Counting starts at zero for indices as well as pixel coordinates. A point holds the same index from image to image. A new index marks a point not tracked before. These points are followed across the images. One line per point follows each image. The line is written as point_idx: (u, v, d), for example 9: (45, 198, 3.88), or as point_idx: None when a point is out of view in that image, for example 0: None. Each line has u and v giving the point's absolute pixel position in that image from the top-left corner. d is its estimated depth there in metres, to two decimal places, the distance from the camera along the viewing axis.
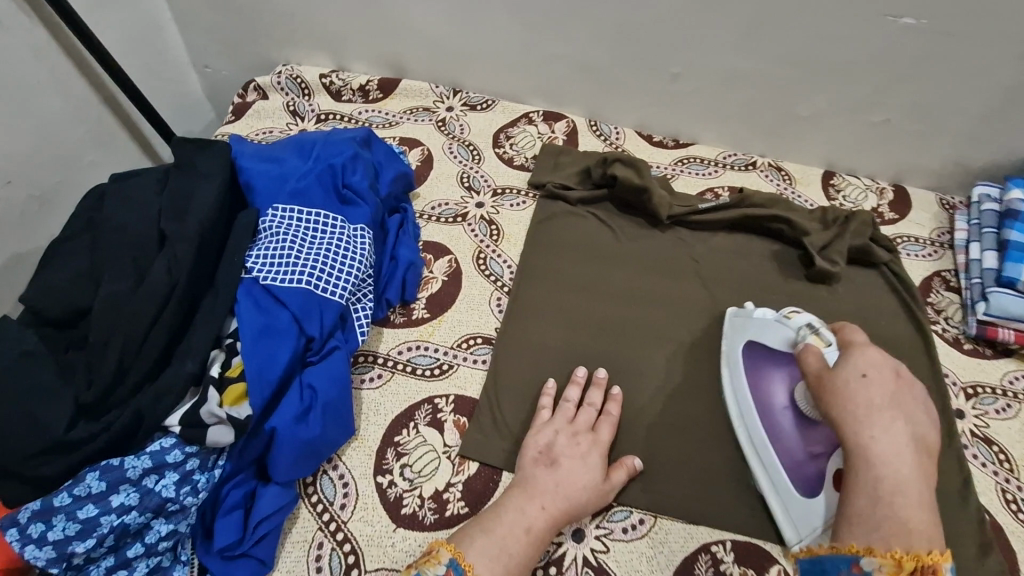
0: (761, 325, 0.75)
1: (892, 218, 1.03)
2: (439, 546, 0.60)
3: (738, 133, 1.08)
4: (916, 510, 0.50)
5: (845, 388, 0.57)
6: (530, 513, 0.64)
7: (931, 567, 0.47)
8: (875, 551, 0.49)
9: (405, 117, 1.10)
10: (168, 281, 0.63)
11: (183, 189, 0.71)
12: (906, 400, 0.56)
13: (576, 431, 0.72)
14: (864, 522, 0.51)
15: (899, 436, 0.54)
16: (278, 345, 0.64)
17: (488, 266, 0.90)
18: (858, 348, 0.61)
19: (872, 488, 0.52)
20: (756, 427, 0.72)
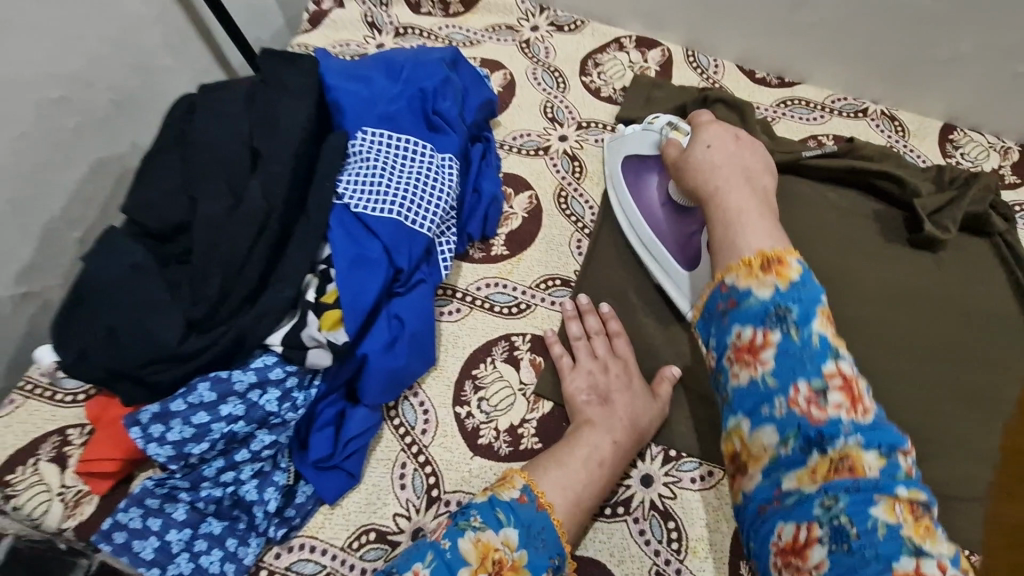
0: (633, 139, 0.83)
1: (1013, 182, 0.94)
2: (514, 472, 0.61)
3: (852, 74, 0.97)
4: (756, 224, 0.55)
5: (693, 159, 0.64)
6: (604, 446, 0.65)
7: (777, 258, 0.52)
8: (731, 266, 0.53)
9: (487, 35, 1.04)
10: (265, 204, 0.63)
11: (272, 103, 0.70)
12: (742, 154, 0.63)
13: (605, 364, 0.72)
14: (722, 246, 0.56)
15: (740, 182, 0.60)
16: (370, 274, 0.65)
17: (569, 205, 0.87)
18: (700, 127, 0.67)
19: (725, 220, 0.57)
20: (643, 228, 0.80)
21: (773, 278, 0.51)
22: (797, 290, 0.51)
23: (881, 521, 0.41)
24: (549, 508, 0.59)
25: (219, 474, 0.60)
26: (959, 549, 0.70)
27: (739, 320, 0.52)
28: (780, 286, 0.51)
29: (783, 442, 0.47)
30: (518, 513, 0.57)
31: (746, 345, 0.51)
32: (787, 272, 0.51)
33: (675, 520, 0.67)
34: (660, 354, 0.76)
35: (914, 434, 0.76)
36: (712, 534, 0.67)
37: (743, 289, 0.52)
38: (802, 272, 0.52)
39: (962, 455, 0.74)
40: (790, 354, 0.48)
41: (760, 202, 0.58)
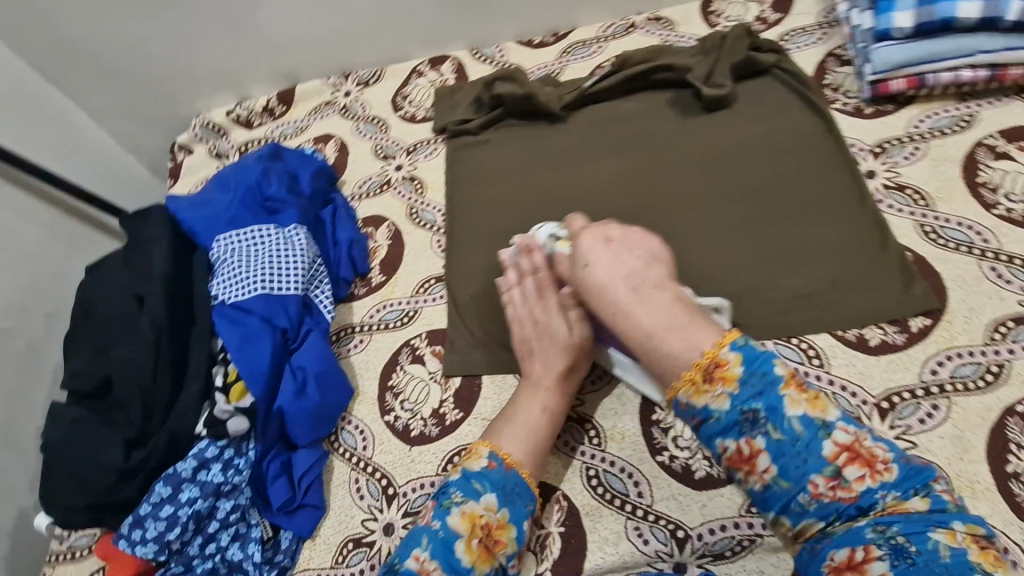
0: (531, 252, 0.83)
1: (776, 18, 1.04)
2: (478, 443, 0.70)
3: (605, 3, 1.11)
4: (673, 339, 0.59)
5: (579, 283, 0.66)
6: (540, 398, 0.73)
7: (715, 364, 0.56)
8: (676, 385, 0.58)
9: (311, 118, 1.20)
10: (153, 329, 0.77)
11: (141, 253, 0.85)
12: (620, 260, 0.65)
13: (535, 309, 0.78)
14: (658, 371, 0.60)
15: (634, 295, 0.62)
16: (259, 344, 0.77)
17: (421, 217, 1.00)
18: (575, 243, 0.68)
19: (637, 336, 0.61)
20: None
21: (723, 387, 0.55)
22: (751, 386, 0.55)
23: (942, 544, 0.48)
24: (516, 466, 0.68)
25: (204, 548, 0.72)
26: (831, 332, 0.76)
27: (717, 435, 0.56)
28: (734, 391, 0.55)
29: (828, 522, 0.52)
30: (489, 477, 0.66)
31: (736, 454, 0.56)
32: (731, 373, 0.56)
33: (590, 421, 0.77)
34: None
35: (764, 257, 0.83)
36: (622, 417, 0.76)
37: (702, 406, 0.56)
38: (743, 361, 0.56)
39: (810, 256, 0.82)
40: (782, 453, 0.54)
41: (658, 300, 0.61)
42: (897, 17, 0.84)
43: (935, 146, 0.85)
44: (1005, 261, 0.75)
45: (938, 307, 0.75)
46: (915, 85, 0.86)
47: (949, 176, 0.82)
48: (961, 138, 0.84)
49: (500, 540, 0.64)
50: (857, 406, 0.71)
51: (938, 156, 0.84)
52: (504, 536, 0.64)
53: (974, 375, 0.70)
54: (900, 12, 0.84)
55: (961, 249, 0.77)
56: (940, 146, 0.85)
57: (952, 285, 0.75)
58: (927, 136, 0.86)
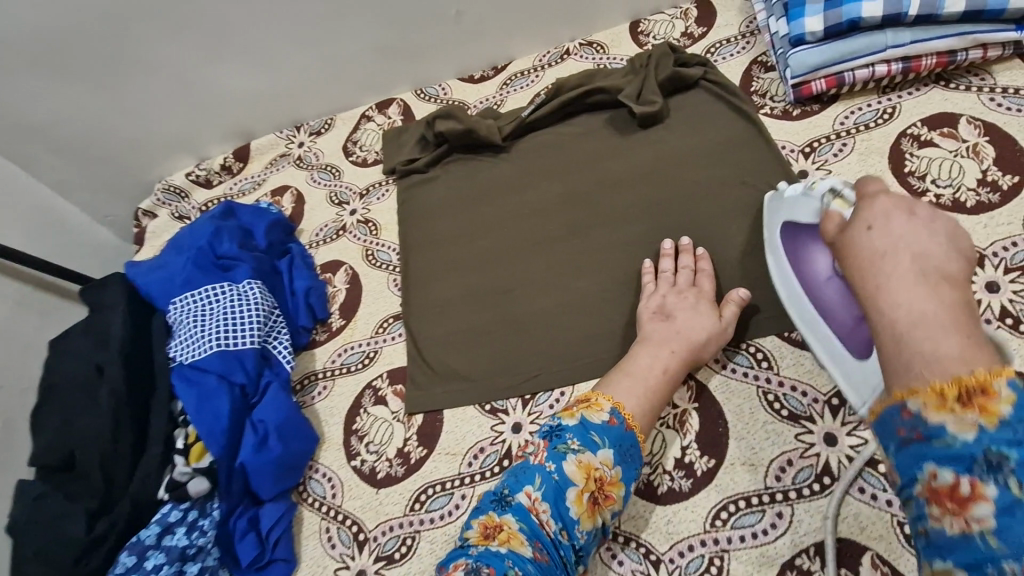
0: (792, 204, 0.74)
1: (701, 33, 1.08)
2: (599, 396, 0.70)
3: (539, 34, 1.15)
4: (948, 339, 0.45)
5: (852, 245, 0.56)
6: (664, 356, 0.73)
7: (981, 388, 0.41)
8: (916, 390, 0.44)
9: (267, 171, 1.23)
10: (112, 395, 0.77)
11: (99, 321, 0.86)
12: (914, 237, 0.52)
13: (682, 290, 0.80)
14: (895, 366, 0.46)
15: (915, 280, 0.49)
16: (217, 402, 0.78)
17: (377, 257, 1.02)
18: (866, 202, 0.58)
19: (890, 328, 0.48)
20: (805, 303, 0.71)
21: (978, 415, 0.41)
22: (1017, 430, 0.40)
23: None
24: (635, 430, 0.68)
25: None
26: (778, 334, 0.77)
27: (932, 458, 0.42)
28: (989, 426, 0.40)
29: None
30: (609, 433, 0.67)
31: (947, 488, 0.41)
32: (1000, 405, 0.40)
33: None
34: (491, 327, 0.89)
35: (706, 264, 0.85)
36: None
37: (935, 424, 0.42)
38: (1020, 402, 0.40)
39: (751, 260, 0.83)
40: (1014, 516, 0.38)
41: (950, 302, 0.47)
42: (808, 23, 0.87)
43: (862, 141, 0.87)
44: None
45: None
46: (833, 84, 0.89)
47: (879, 168, 0.84)
48: (886, 130, 0.87)
49: (610, 495, 0.65)
50: (808, 405, 0.71)
51: (865, 150, 0.86)
52: (614, 493, 0.65)
53: None
54: (810, 18, 0.87)
55: None
56: (866, 140, 0.87)
57: None
58: (853, 131, 0.88)
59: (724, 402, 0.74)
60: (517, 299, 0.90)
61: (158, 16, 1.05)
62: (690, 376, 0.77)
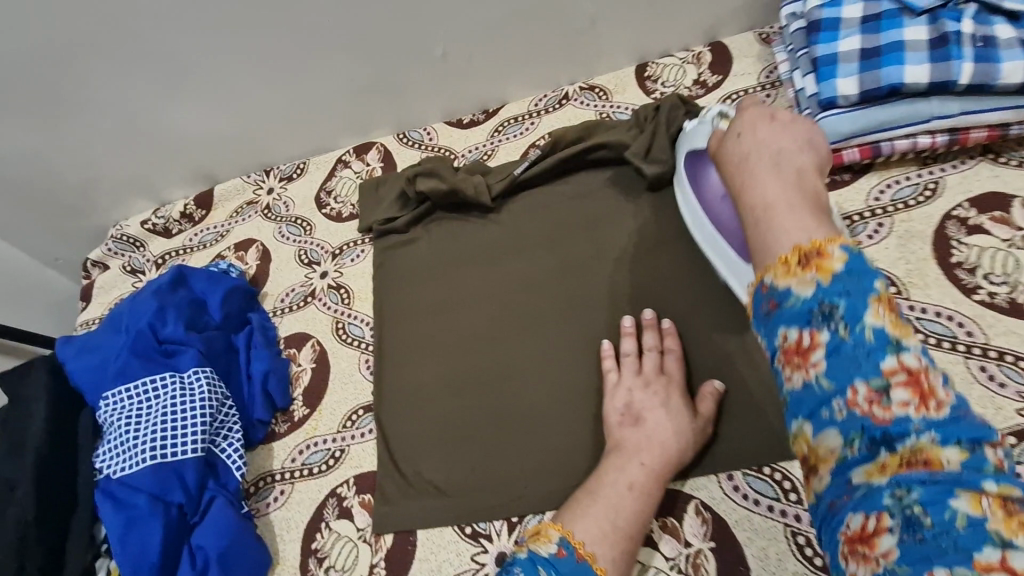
0: (688, 134, 0.81)
1: (715, 81, 0.98)
2: (548, 526, 0.60)
3: (534, 77, 1.04)
4: (788, 215, 0.50)
5: (726, 152, 0.61)
6: (632, 471, 0.65)
7: (816, 251, 0.47)
8: (768, 265, 0.49)
9: (232, 221, 1.10)
10: (17, 525, 0.65)
11: (16, 422, 0.73)
12: (778, 136, 0.58)
13: (648, 382, 0.72)
14: (755, 239, 0.51)
15: (772, 169, 0.55)
16: (147, 529, 0.67)
17: (348, 332, 0.90)
18: (738, 115, 0.63)
19: (752, 213, 0.54)
20: (704, 223, 0.77)
21: (814, 274, 0.46)
22: (844, 282, 0.45)
23: (961, 515, 0.37)
24: (590, 559, 0.57)
25: None
26: None
27: (782, 321, 0.47)
28: (823, 281, 0.46)
29: (849, 444, 0.42)
30: (559, 567, 0.55)
31: (792, 345, 0.46)
32: (831, 264, 0.46)
33: None
34: (474, 426, 0.78)
35: (718, 363, 0.75)
36: None
37: (782, 288, 0.47)
38: (849, 261, 0.46)
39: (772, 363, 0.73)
40: (841, 353, 0.44)
41: (799, 188, 0.53)
42: (841, 84, 0.77)
43: (901, 222, 0.76)
44: (995, 358, 0.66)
45: None
46: (868, 155, 0.78)
47: (920, 256, 0.74)
48: (929, 210, 0.76)
49: None
50: None
51: (905, 234, 0.76)
52: None
53: None
54: (842, 79, 0.77)
55: (943, 345, 0.68)
56: (905, 221, 0.76)
57: None
58: (890, 209, 0.78)
59: (745, 541, 0.65)
60: (505, 394, 0.79)
61: (106, 57, 0.93)
62: (705, 505, 0.67)
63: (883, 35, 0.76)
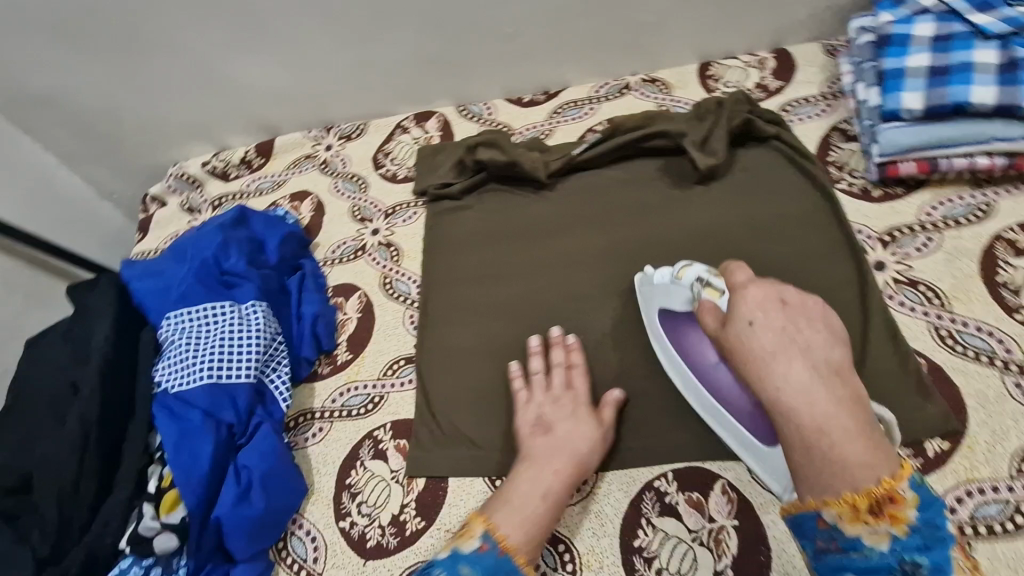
0: (664, 291, 0.74)
1: (777, 86, 0.99)
2: (472, 520, 0.65)
3: (598, 64, 1.06)
4: (847, 443, 0.51)
5: (742, 344, 0.57)
6: (546, 479, 0.67)
7: (888, 498, 0.50)
8: (830, 503, 0.51)
9: (289, 172, 1.14)
10: (82, 423, 0.69)
11: (84, 330, 0.78)
12: (795, 327, 0.56)
13: (557, 397, 0.75)
14: (808, 474, 0.52)
15: (803, 372, 0.53)
16: (198, 443, 0.70)
17: (395, 287, 0.93)
18: (740, 294, 0.60)
19: (797, 436, 0.53)
20: (699, 389, 0.71)
21: (887, 526, 0.50)
22: (920, 538, 0.50)
23: None
24: (510, 551, 0.62)
25: None
26: None
27: (858, 572, 0.52)
28: (899, 535, 0.50)
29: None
30: (480, 562, 0.61)
31: None
32: (902, 512, 0.50)
33: (564, 541, 0.69)
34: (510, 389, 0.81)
35: None
36: (601, 538, 0.68)
37: (851, 536, 0.51)
38: (918, 502, 0.50)
39: None
40: None
41: (838, 401, 0.52)
42: (907, 98, 0.78)
43: (949, 238, 0.78)
44: None
45: (960, 428, 0.67)
46: (925, 170, 0.80)
47: (967, 273, 0.75)
48: (978, 230, 0.78)
49: None
50: None
51: (953, 250, 0.77)
52: None
53: (1001, 516, 0.61)
54: (910, 93, 0.78)
55: (982, 359, 0.70)
56: (954, 238, 0.78)
57: (972, 401, 0.68)
58: (939, 225, 0.79)
59: (768, 524, 0.66)
60: None
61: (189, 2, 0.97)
62: (732, 486, 0.69)
63: (952, 55, 0.78)
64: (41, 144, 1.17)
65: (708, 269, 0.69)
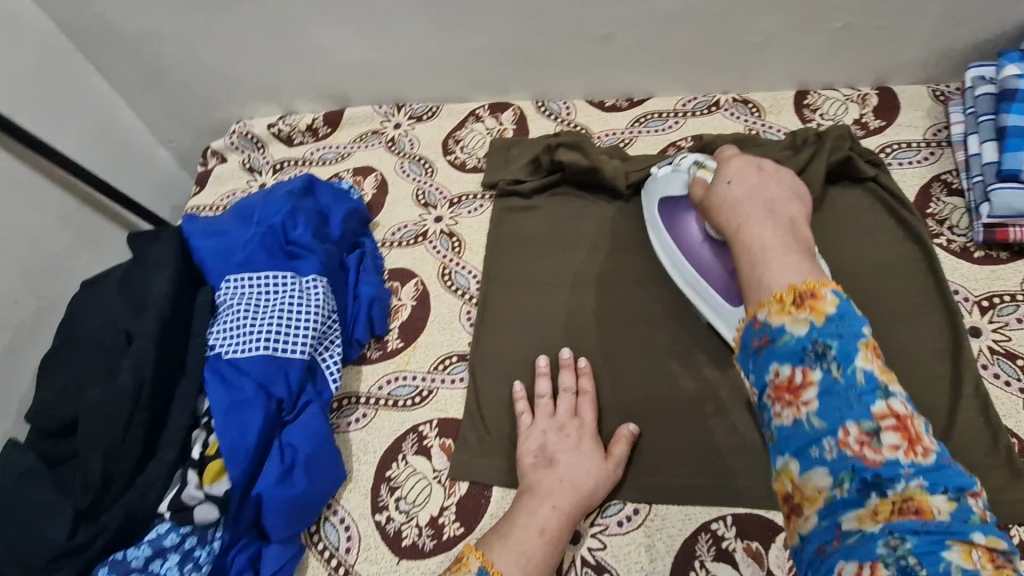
0: (665, 181, 0.84)
1: (878, 126, 0.94)
2: (469, 553, 0.60)
3: (690, 77, 1.02)
4: (782, 259, 0.54)
5: (719, 198, 0.64)
6: (543, 513, 0.64)
7: (811, 294, 0.50)
8: (763, 302, 0.52)
9: (355, 146, 1.12)
10: (135, 379, 0.67)
11: (142, 281, 0.76)
12: (765, 184, 0.63)
13: (562, 424, 0.72)
14: (752, 282, 0.55)
15: (764, 213, 0.59)
16: (248, 414, 0.68)
17: (454, 280, 0.90)
18: (722, 165, 0.67)
19: (749, 258, 0.57)
20: (682, 264, 0.80)
21: (809, 314, 0.50)
22: (836, 326, 0.49)
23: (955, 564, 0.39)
24: None
25: None
26: None
27: (776, 357, 0.50)
28: (817, 322, 0.49)
29: (838, 484, 0.44)
30: None
31: (785, 381, 0.49)
32: (823, 306, 0.50)
33: (609, 571, 0.65)
34: None
35: None
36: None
37: (777, 326, 0.50)
38: (839, 305, 0.50)
39: None
40: (833, 392, 0.47)
41: (789, 238, 0.57)
42: None
43: None
44: None
45: None
46: None
47: None
48: None
49: None
50: None
51: None
52: None
53: None
54: None
55: None
56: None
57: None
58: None
59: None
60: (602, 380, 0.78)
61: None
62: None
63: None
64: (109, 83, 1.16)
65: (704, 157, 0.82)
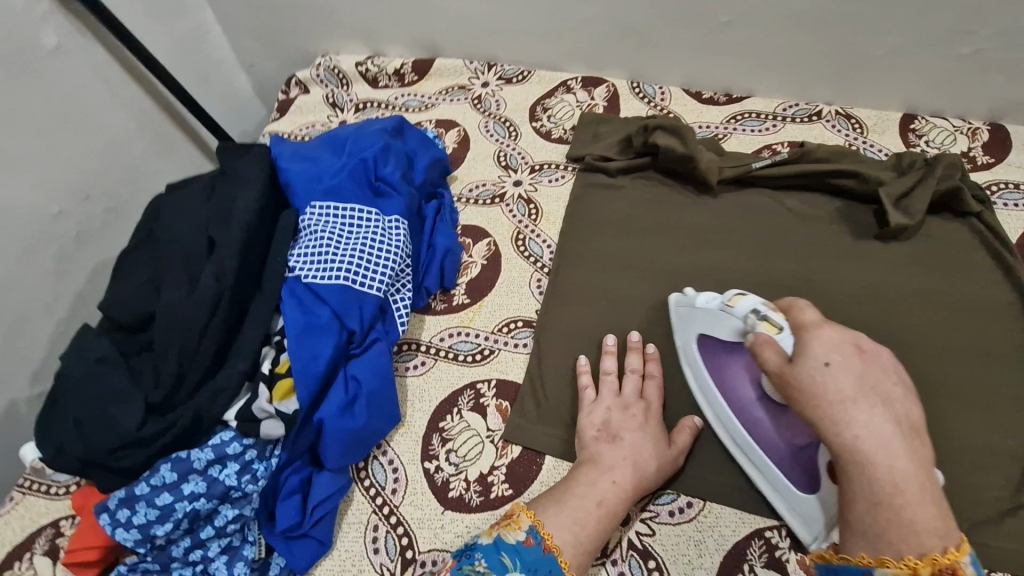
0: (708, 317, 0.70)
1: (986, 162, 0.91)
2: (519, 510, 0.62)
3: (797, 81, 0.98)
4: (915, 509, 0.47)
5: (809, 386, 0.53)
6: (602, 486, 0.63)
7: (949, 570, 0.46)
8: (886, 560, 0.48)
9: (440, 97, 1.10)
10: (215, 286, 0.67)
11: (228, 193, 0.75)
12: (875, 380, 0.52)
13: (627, 404, 0.71)
14: (867, 525, 0.49)
15: (862, 397, 0.51)
16: (321, 340, 0.68)
17: (527, 247, 0.89)
18: (815, 338, 0.55)
19: (867, 497, 0.49)
20: (733, 423, 0.68)
21: None
22: None
23: None
24: (556, 551, 0.58)
25: (187, 553, 0.63)
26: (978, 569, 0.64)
27: None
28: None
29: None
30: (524, 555, 0.58)
31: None
32: None
33: (655, 558, 0.65)
34: None
35: None
36: (696, 569, 0.64)
37: None
38: None
39: (958, 460, 0.69)
40: None
41: (910, 450, 0.49)
42: None
43: None
44: None
45: None
46: None
47: None
48: None
49: None
50: None
51: None
52: None
53: None
54: None
55: None
56: None
57: None
58: None
59: None
60: (668, 370, 0.76)
61: None
62: None
63: None
64: None
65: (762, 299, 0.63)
